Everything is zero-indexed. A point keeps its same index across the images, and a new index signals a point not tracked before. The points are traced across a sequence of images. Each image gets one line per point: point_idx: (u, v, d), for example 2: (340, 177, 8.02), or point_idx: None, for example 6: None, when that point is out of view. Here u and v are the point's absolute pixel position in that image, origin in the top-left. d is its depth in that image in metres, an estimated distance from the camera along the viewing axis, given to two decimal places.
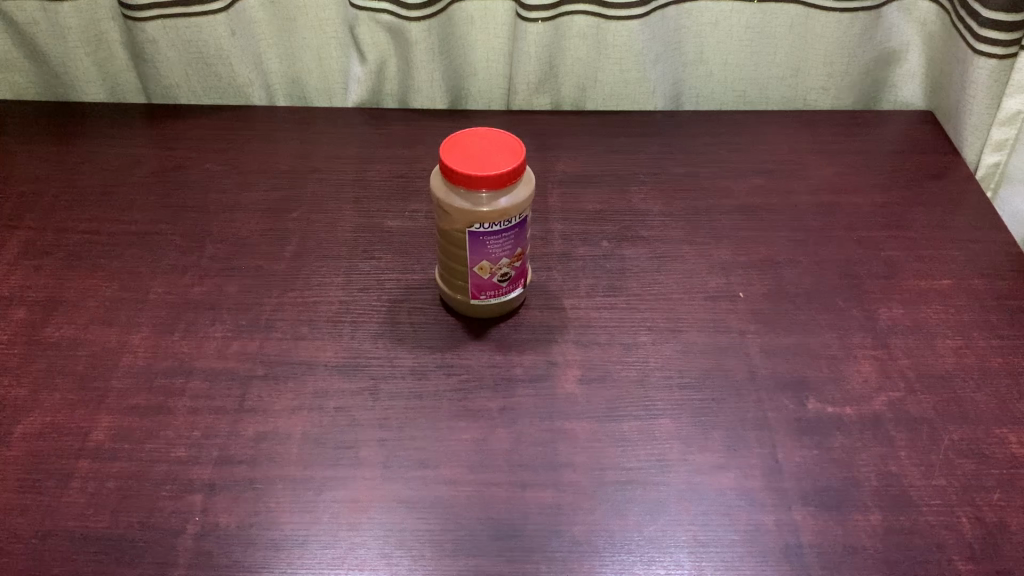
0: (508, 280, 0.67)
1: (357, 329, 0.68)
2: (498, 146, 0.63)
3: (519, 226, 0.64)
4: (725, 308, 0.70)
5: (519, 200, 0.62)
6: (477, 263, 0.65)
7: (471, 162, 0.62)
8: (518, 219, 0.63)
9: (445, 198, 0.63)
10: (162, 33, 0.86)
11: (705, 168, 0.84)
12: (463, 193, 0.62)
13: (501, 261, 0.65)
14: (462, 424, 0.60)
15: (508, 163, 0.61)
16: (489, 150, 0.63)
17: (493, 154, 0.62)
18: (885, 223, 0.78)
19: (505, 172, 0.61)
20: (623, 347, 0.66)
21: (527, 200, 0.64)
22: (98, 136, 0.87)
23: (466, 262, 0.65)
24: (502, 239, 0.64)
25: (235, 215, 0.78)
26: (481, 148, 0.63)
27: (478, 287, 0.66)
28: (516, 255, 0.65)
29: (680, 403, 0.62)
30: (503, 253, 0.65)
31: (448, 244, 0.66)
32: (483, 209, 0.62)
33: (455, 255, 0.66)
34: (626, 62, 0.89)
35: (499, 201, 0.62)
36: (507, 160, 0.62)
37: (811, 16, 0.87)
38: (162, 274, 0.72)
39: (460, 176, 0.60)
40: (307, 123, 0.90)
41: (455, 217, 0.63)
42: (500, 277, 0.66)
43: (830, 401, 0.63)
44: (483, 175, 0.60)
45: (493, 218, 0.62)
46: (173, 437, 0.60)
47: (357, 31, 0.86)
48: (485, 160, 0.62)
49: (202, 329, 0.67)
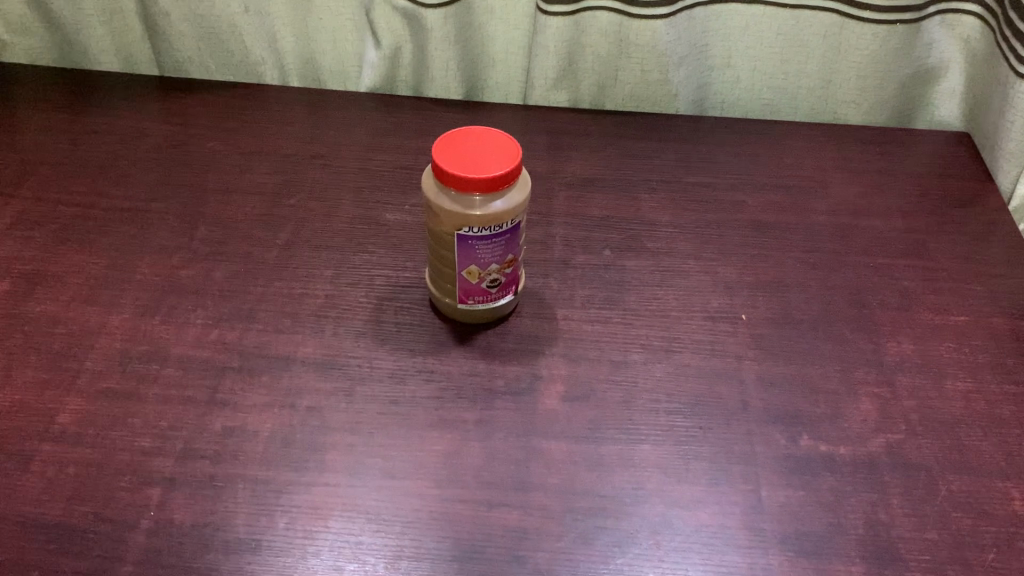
0: (497, 286, 0.64)
1: (339, 326, 0.66)
2: (494, 147, 0.61)
3: (512, 231, 0.61)
4: (725, 330, 0.67)
5: (513, 204, 0.60)
6: (465, 267, 0.62)
7: (463, 163, 0.59)
8: (511, 223, 0.61)
9: (435, 197, 0.61)
10: (176, 6, 0.84)
11: (721, 179, 0.81)
12: (454, 194, 0.60)
13: (490, 266, 0.63)
14: (435, 435, 0.58)
15: (500, 168, 0.58)
16: (484, 150, 0.60)
17: (487, 155, 0.60)
18: (906, 250, 0.74)
19: (497, 175, 0.58)
20: (613, 364, 0.64)
21: (522, 204, 0.61)
22: (106, 106, 0.86)
23: (454, 265, 0.63)
24: (492, 243, 0.61)
25: (232, 197, 0.76)
26: (478, 148, 0.61)
27: (465, 290, 0.64)
28: (507, 261, 0.63)
29: (665, 429, 0.60)
30: (493, 258, 0.62)
31: (437, 245, 0.63)
32: (474, 211, 0.60)
33: (443, 257, 0.64)
34: (648, 63, 0.85)
35: (491, 204, 0.60)
36: (500, 163, 0.59)
37: (846, 26, 0.82)
38: (150, 254, 0.71)
39: (450, 178, 0.58)
40: (317, 106, 0.88)
41: (444, 218, 0.61)
42: (489, 283, 0.64)
43: (824, 440, 0.60)
44: (473, 178, 0.58)
45: (485, 222, 0.60)
46: (139, 426, 0.58)
47: (373, 15, 0.84)
48: (479, 161, 0.59)
49: (183, 315, 0.66)
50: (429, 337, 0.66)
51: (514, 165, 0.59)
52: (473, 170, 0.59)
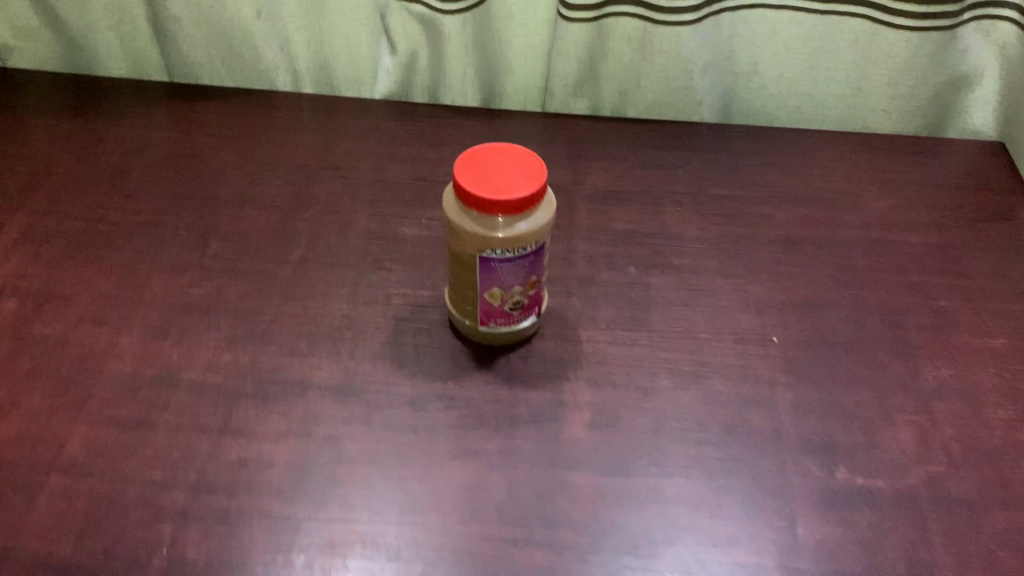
0: (520, 308, 0.62)
1: (356, 348, 0.64)
2: (518, 166, 0.58)
3: (535, 253, 0.59)
4: (755, 354, 0.64)
5: (537, 225, 0.58)
6: (486, 290, 0.60)
7: (486, 183, 0.57)
8: (534, 245, 0.59)
9: (456, 218, 0.59)
10: (185, 11, 0.82)
11: (748, 190, 0.78)
12: (475, 215, 0.57)
13: (513, 289, 0.60)
14: (457, 466, 0.56)
15: (526, 189, 0.56)
16: (507, 170, 0.58)
17: (509, 175, 0.57)
18: (941, 267, 0.71)
19: (522, 196, 0.56)
20: (640, 390, 0.61)
21: (546, 225, 0.59)
22: (115, 114, 0.84)
23: (476, 287, 0.61)
24: (515, 266, 0.59)
25: (245, 210, 0.74)
26: (501, 167, 0.58)
27: (486, 312, 0.62)
28: (531, 283, 0.61)
29: (695, 460, 0.57)
30: (516, 281, 0.60)
31: (458, 266, 0.61)
32: (497, 233, 0.57)
33: (464, 278, 0.61)
34: (672, 70, 0.83)
35: (514, 225, 0.57)
36: (524, 183, 0.57)
37: (878, 32, 0.80)
38: (161, 271, 0.68)
39: (473, 200, 0.56)
40: (331, 113, 0.85)
41: (466, 240, 0.58)
42: (512, 305, 0.62)
43: (861, 471, 0.57)
44: (496, 199, 0.55)
45: (507, 244, 0.58)
46: (151, 456, 0.56)
47: (388, 20, 0.81)
48: (501, 181, 0.57)
49: (195, 336, 0.64)
50: (448, 360, 0.63)
51: (538, 185, 0.57)
52: (496, 190, 0.56)
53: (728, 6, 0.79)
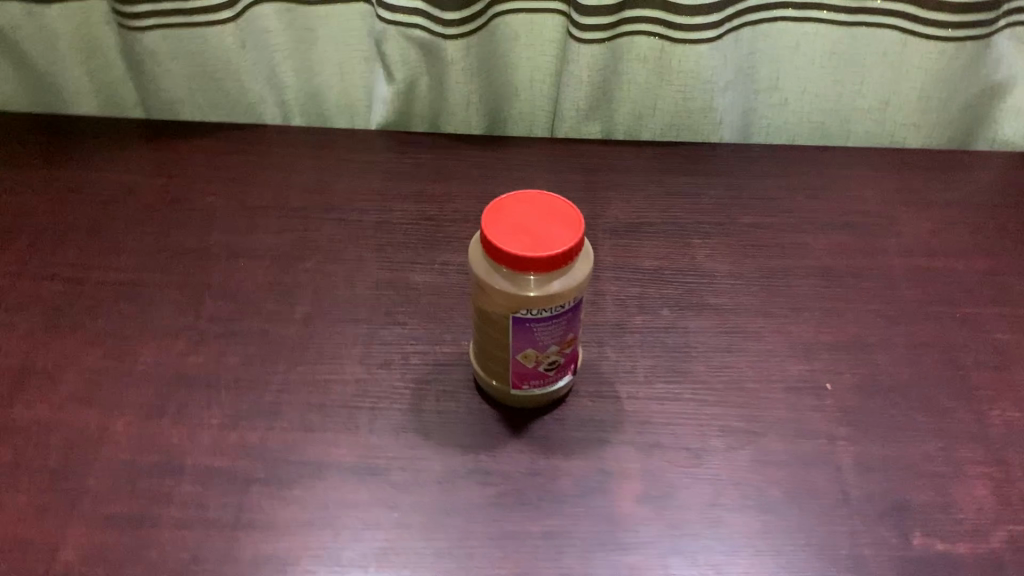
0: (556, 368, 0.56)
1: (376, 419, 0.58)
2: (552, 217, 0.53)
3: (571, 312, 0.53)
4: (810, 405, 0.59)
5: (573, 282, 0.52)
6: (520, 352, 0.54)
7: (518, 236, 0.51)
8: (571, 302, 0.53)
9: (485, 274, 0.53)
10: (161, 44, 0.75)
11: (780, 218, 0.73)
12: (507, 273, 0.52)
13: (549, 348, 0.55)
14: (501, 556, 0.50)
15: (565, 244, 0.51)
16: (539, 220, 0.52)
17: (544, 228, 0.52)
18: (994, 296, 0.67)
19: (559, 251, 0.50)
20: (690, 453, 0.56)
21: (584, 281, 0.53)
22: (90, 157, 0.77)
23: (508, 348, 0.55)
24: (552, 325, 0.53)
25: (240, 262, 0.68)
26: (533, 218, 0.53)
27: (519, 374, 0.56)
28: (568, 340, 0.55)
29: (760, 533, 0.52)
30: (552, 341, 0.54)
31: (486, 326, 0.55)
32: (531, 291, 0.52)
33: (494, 338, 0.56)
34: (691, 89, 0.77)
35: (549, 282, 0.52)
36: (559, 234, 0.51)
37: (908, 43, 0.75)
38: (152, 338, 0.62)
39: (506, 257, 0.50)
40: (325, 148, 0.79)
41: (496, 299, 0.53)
42: (547, 365, 0.56)
43: (940, 536, 0.52)
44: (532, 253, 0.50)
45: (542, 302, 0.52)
46: (156, 560, 0.50)
47: (384, 47, 0.75)
48: (534, 234, 0.51)
49: (197, 414, 0.58)
50: (475, 426, 0.58)
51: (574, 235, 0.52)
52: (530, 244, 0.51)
53: (749, 20, 0.74)
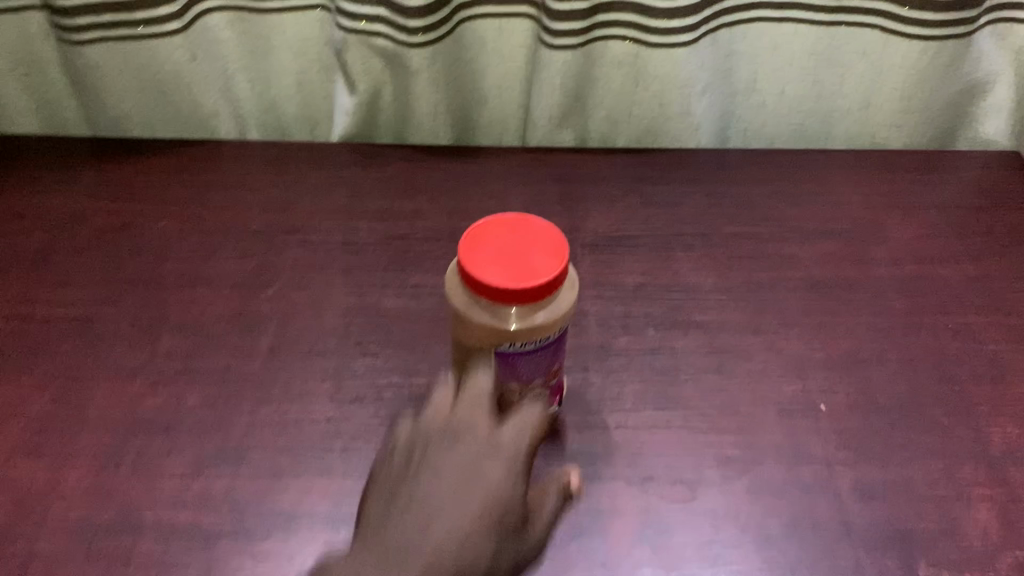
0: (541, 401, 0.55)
1: (350, 461, 0.54)
2: (532, 240, 0.50)
3: (558, 343, 0.52)
4: (806, 428, 0.57)
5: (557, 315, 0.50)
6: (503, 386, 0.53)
7: (500, 264, 0.48)
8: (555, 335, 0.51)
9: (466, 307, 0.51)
10: (106, 58, 0.71)
11: (763, 227, 0.71)
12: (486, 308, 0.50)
13: (533, 382, 0.53)
14: None
15: (551, 271, 0.47)
16: (519, 245, 0.49)
17: (526, 253, 0.49)
18: (986, 304, 0.65)
19: (546, 279, 0.47)
20: (685, 487, 0.53)
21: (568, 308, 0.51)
22: (33, 180, 0.72)
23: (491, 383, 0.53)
24: (535, 358, 0.52)
25: (198, 291, 0.64)
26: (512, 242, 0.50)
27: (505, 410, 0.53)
28: (553, 372, 0.53)
29: (761, 572, 0.49)
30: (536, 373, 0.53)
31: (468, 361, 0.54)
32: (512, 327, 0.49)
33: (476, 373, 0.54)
34: (667, 94, 0.75)
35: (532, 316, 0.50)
36: (539, 260, 0.48)
37: (889, 43, 0.73)
38: (105, 380, 0.58)
39: (491, 290, 0.47)
40: (285, 164, 0.75)
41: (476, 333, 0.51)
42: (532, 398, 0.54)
43: (946, 564, 0.50)
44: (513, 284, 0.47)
45: (525, 337, 0.50)
46: None
47: (345, 56, 0.71)
48: (518, 262, 0.48)
49: (156, 462, 0.53)
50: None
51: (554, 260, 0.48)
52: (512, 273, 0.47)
53: (725, 21, 0.72)
